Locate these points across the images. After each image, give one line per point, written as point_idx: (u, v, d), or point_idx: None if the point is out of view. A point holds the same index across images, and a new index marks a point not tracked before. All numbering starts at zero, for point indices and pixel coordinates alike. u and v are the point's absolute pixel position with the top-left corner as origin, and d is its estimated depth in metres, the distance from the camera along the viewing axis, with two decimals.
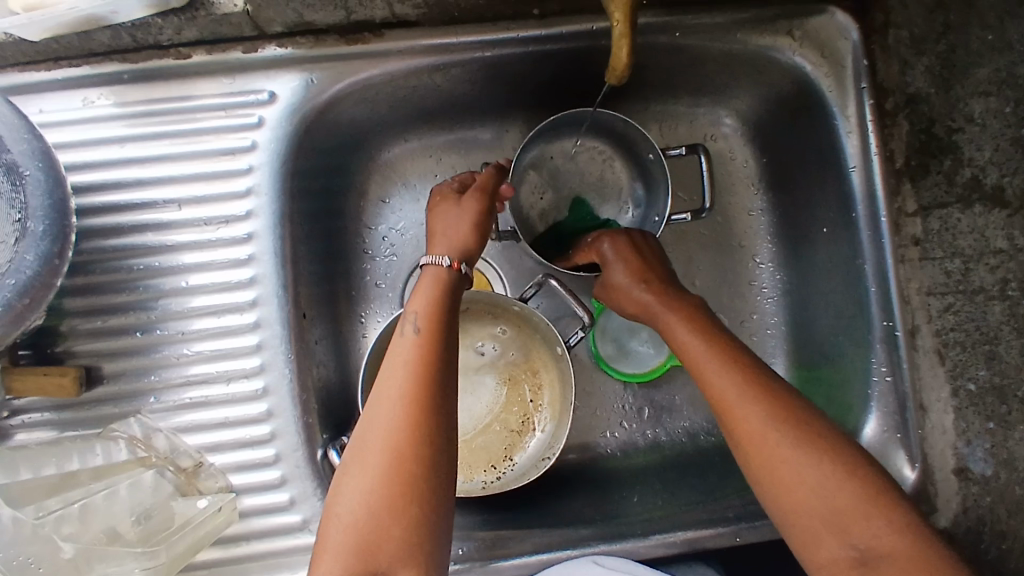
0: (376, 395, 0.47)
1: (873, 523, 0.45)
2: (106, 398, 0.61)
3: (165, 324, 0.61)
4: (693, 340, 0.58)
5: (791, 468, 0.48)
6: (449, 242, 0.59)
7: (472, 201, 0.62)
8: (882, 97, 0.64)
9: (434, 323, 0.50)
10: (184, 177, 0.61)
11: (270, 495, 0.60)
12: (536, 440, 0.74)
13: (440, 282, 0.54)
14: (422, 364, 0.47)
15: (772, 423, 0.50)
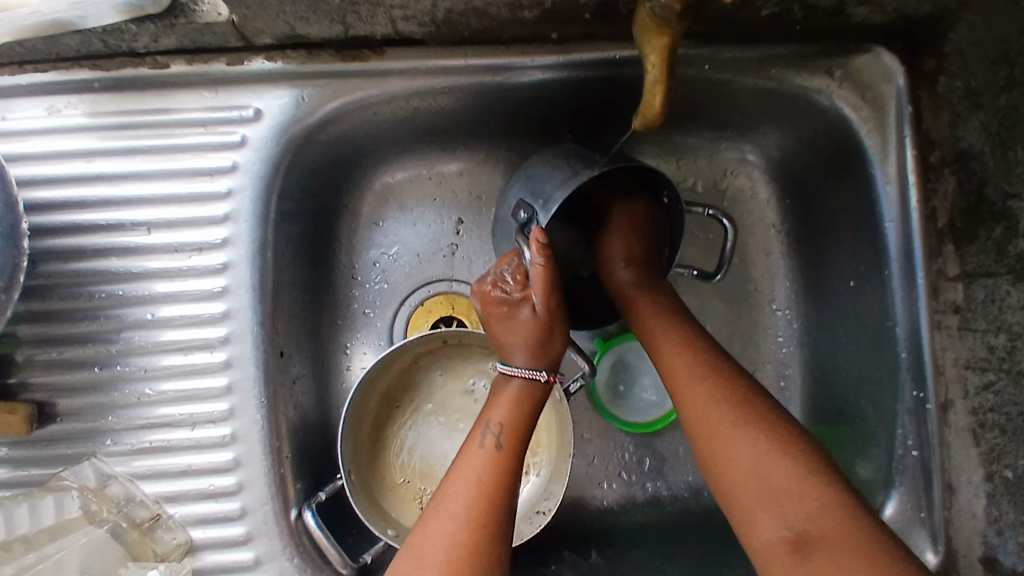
0: (440, 507, 0.48)
1: (807, 499, 0.45)
2: (58, 437, 0.55)
3: (127, 359, 0.56)
4: (654, 317, 0.59)
5: (740, 452, 0.48)
6: (535, 360, 0.55)
7: (547, 313, 0.55)
8: (929, 150, 0.59)
9: (513, 440, 0.52)
10: (156, 199, 0.56)
11: (233, 552, 0.55)
12: (530, 485, 0.68)
13: (527, 397, 0.54)
14: (490, 484, 0.49)
15: (722, 403, 0.51)
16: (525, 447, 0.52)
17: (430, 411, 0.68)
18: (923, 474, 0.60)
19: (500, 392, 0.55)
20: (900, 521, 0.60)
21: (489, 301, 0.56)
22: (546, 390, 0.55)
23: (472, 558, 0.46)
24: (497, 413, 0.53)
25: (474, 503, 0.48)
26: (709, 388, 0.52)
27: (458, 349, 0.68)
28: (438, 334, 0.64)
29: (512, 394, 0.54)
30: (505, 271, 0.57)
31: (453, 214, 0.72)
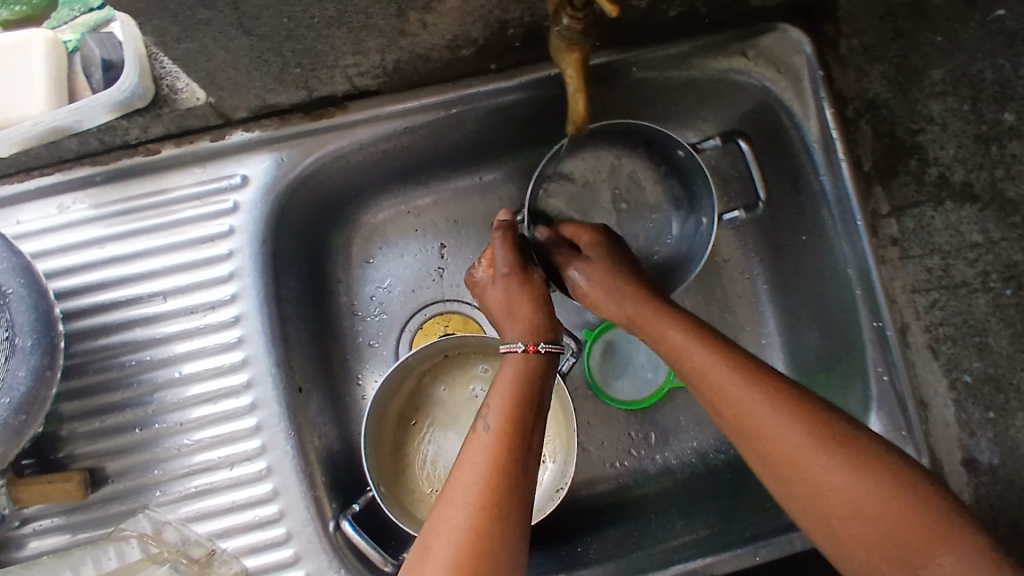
0: (450, 492, 0.49)
1: (937, 552, 0.44)
2: (111, 497, 0.61)
3: (163, 417, 0.62)
4: (682, 343, 0.57)
5: (830, 484, 0.48)
6: (517, 328, 0.60)
7: (512, 278, 0.63)
8: (843, 105, 0.65)
9: (510, 418, 0.52)
10: (168, 269, 0.62)
11: (286, 573, 0.60)
12: (548, 471, 0.73)
13: (518, 373, 0.56)
14: (495, 458, 0.49)
15: (789, 423, 0.50)
16: (526, 423, 0.53)
17: (442, 419, 0.74)
18: (898, 396, 0.65)
19: (501, 375, 0.57)
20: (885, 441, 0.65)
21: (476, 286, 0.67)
22: (530, 360, 0.58)
23: (487, 537, 0.46)
24: (495, 397, 0.54)
25: (488, 485, 0.48)
26: (753, 390, 0.52)
27: (456, 358, 0.74)
28: (433, 346, 0.71)
29: (512, 376, 0.56)
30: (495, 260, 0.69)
31: (436, 241, 0.78)
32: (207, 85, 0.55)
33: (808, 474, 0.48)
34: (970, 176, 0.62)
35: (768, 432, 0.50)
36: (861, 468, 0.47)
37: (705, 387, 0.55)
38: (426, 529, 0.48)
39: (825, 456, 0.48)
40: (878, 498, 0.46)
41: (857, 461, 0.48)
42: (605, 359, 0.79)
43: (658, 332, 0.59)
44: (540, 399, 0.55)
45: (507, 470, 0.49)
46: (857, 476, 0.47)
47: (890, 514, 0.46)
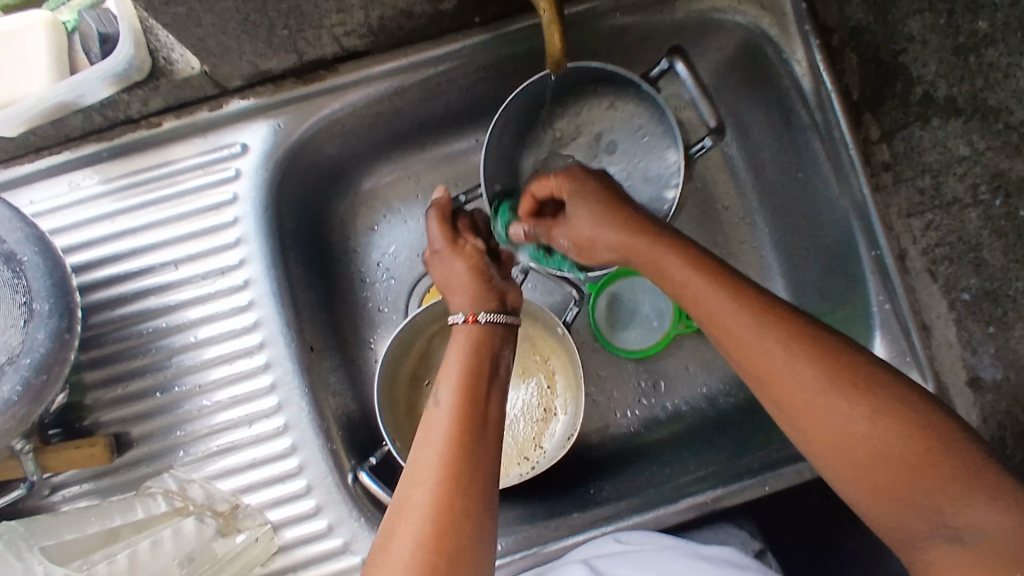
0: (415, 464, 0.50)
1: (966, 494, 0.42)
2: (136, 461, 0.63)
3: (182, 380, 0.64)
4: (690, 281, 0.54)
5: (851, 428, 0.46)
6: (458, 302, 0.64)
7: (451, 255, 0.66)
8: (828, 36, 0.65)
9: (463, 397, 0.54)
10: (177, 239, 0.64)
11: (310, 524, 0.62)
12: (560, 423, 0.74)
13: (467, 346, 0.59)
14: (456, 428, 0.51)
15: (810, 368, 0.48)
16: (478, 394, 0.55)
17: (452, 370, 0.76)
18: (899, 321, 0.65)
19: (450, 350, 0.59)
20: (891, 367, 0.65)
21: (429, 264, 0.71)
22: (466, 330, 0.60)
23: (452, 512, 0.47)
24: (448, 372, 0.56)
25: (448, 460, 0.49)
26: (768, 335, 0.50)
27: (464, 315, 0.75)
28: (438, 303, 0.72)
29: (459, 355, 0.58)
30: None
31: None
32: (200, 52, 0.57)
33: (828, 420, 0.47)
34: (954, 90, 0.62)
35: (783, 376, 0.48)
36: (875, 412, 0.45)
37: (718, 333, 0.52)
38: (395, 503, 0.48)
39: (841, 400, 0.46)
40: (893, 440, 0.45)
41: (875, 404, 0.46)
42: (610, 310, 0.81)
43: (659, 268, 0.57)
44: (489, 374, 0.57)
45: (466, 447, 0.50)
46: (873, 419, 0.45)
47: (919, 471, 0.44)
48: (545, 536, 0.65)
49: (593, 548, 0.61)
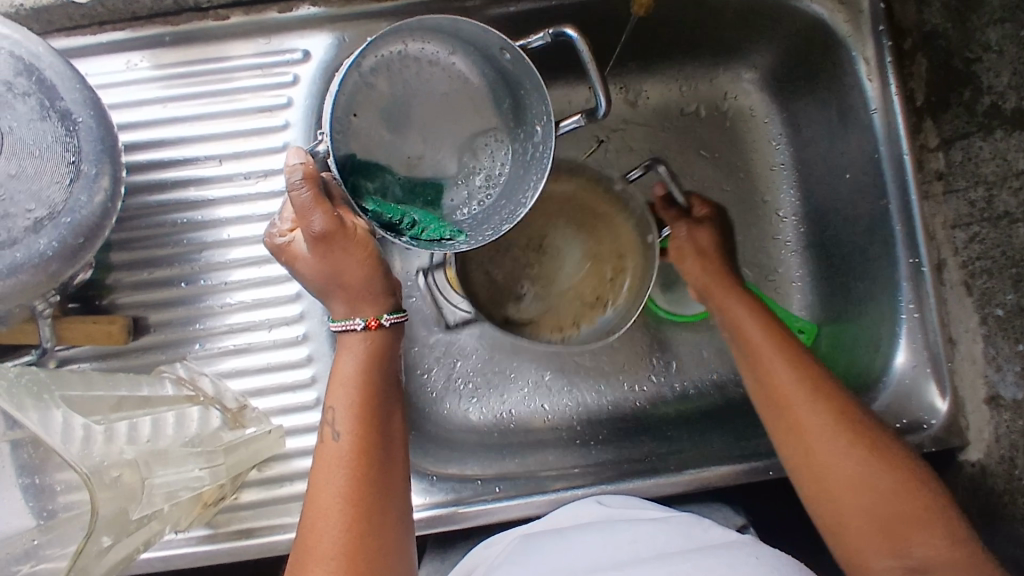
0: (316, 506, 0.49)
1: (928, 535, 0.49)
2: (151, 346, 0.63)
3: (208, 275, 0.64)
4: (748, 323, 0.63)
5: (847, 468, 0.53)
6: (344, 306, 0.54)
7: (328, 244, 0.51)
8: (901, 38, 0.66)
9: (359, 419, 0.52)
10: (225, 134, 0.64)
11: (312, 437, 0.63)
12: (605, 317, 0.72)
13: (359, 361, 0.53)
14: (358, 468, 0.50)
15: (829, 419, 0.55)
16: (375, 418, 0.52)
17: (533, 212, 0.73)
18: (926, 331, 0.65)
19: (343, 358, 0.53)
20: (909, 374, 0.65)
21: (287, 248, 0.54)
22: (368, 339, 0.53)
23: (361, 555, 0.48)
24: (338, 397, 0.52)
25: (350, 512, 0.49)
26: (804, 385, 0.57)
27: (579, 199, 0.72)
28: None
29: (354, 359, 0.53)
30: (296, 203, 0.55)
31: None
32: None
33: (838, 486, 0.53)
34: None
35: (806, 424, 0.55)
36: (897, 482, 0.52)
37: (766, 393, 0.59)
38: (298, 550, 0.49)
39: (845, 444, 0.54)
40: (885, 483, 0.52)
41: (874, 451, 0.53)
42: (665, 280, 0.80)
43: (748, 342, 0.62)
44: (382, 379, 0.54)
45: (364, 487, 0.50)
46: (872, 462, 0.53)
47: (896, 502, 0.51)
48: (543, 486, 0.65)
49: (574, 508, 0.60)
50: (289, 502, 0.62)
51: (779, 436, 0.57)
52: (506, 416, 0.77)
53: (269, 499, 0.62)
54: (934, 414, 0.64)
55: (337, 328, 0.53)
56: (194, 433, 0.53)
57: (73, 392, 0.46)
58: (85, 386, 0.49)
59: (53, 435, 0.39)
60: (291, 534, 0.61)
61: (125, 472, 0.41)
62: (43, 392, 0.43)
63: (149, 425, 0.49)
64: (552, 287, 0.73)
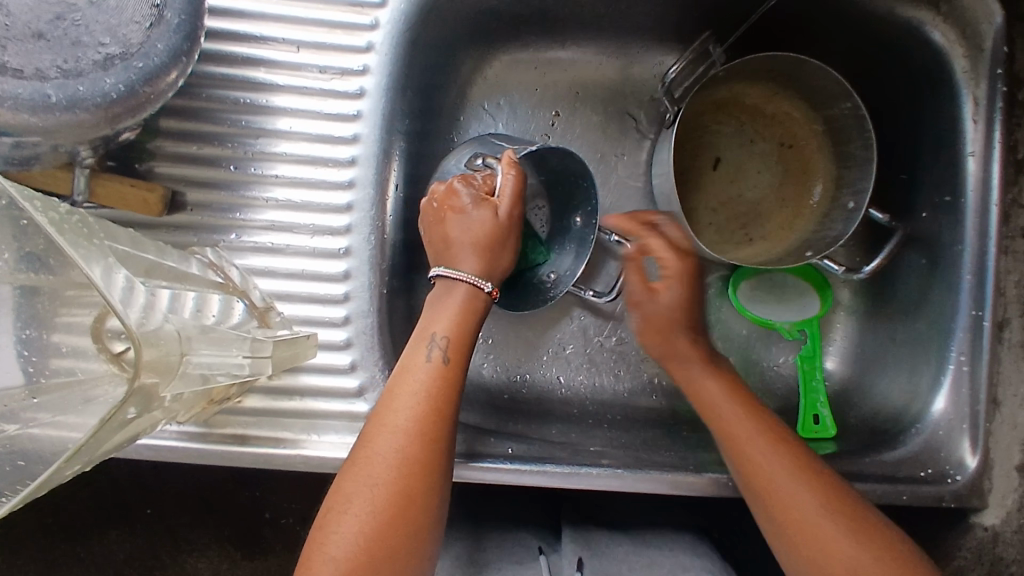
0: (394, 410, 0.54)
1: None
2: (183, 226, 0.59)
3: (261, 164, 0.59)
4: (738, 422, 0.61)
5: (846, 560, 0.52)
6: (482, 264, 0.60)
7: (508, 221, 0.62)
8: (1017, 87, 0.64)
9: (458, 356, 0.57)
10: (306, 21, 0.60)
11: (332, 355, 0.59)
12: (760, 253, 0.77)
13: (466, 305, 0.59)
14: (443, 394, 0.55)
15: (833, 520, 0.54)
16: (466, 357, 0.58)
17: (726, 128, 0.79)
18: (970, 386, 0.64)
19: (450, 297, 0.59)
20: (944, 424, 0.64)
21: (461, 201, 0.61)
22: (486, 301, 0.61)
23: (419, 470, 0.52)
24: (441, 327, 0.57)
25: (424, 428, 0.53)
26: (797, 479, 0.56)
27: (783, 115, 0.78)
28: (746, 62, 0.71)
29: (458, 305, 0.59)
30: (472, 175, 0.63)
31: (550, 107, 0.77)
32: None
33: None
34: None
35: (813, 527, 0.54)
36: (856, 539, 0.53)
37: (746, 471, 0.59)
38: (366, 444, 0.53)
39: (845, 537, 0.53)
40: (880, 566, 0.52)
41: (862, 532, 0.53)
42: (760, 287, 0.78)
43: (734, 440, 0.60)
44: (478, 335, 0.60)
45: (441, 414, 0.54)
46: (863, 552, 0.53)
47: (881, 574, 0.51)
48: (557, 457, 0.62)
49: None
50: (293, 416, 0.59)
51: (781, 544, 0.56)
52: (519, 380, 0.75)
53: (273, 410, 0.59)
54: (962, 471, 0.63)
55: (449, 277, 0.59)
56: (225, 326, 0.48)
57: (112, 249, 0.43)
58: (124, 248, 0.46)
59: (110, 284, 0.36)
60: (291, 450, 0.58)
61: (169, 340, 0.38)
62: (90, 238, 0.40)
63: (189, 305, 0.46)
64: (723, 176, 0.79)
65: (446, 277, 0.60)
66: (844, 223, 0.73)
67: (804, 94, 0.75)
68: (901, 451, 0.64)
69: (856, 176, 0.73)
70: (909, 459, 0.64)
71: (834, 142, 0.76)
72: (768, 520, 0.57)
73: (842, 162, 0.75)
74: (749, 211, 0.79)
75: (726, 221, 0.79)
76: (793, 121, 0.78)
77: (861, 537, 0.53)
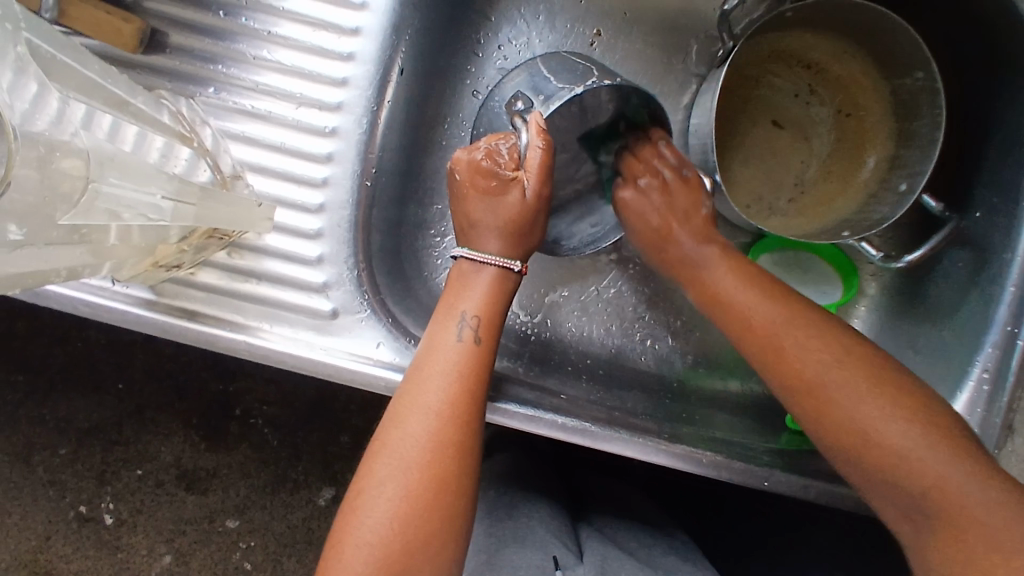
0: (419, 392, 0.49)
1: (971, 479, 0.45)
2: (160, 70, 0.53)
3: (253, 16, 0.53)
4: (732, 281, 0.56)
5: (869, 423, 0.47)
6: (507, 246, 0.55)
7: (536, 201, 0.55)
8: None
9: (488, 335, 0.53)
10: None
11: (300, 243, 0.54)
12: (799, 228, 0.71)
13: (498, 285, 0.55)
14: (472, 375, 0.50)
15: (837, 363, 0.49)
16: (497, 339, 0.53)
17: (781, 85, 0.71)
18: (988, 406, 0.57)
19: (478, 276, 0.54)
20: None
21: (490, 178, 0.55)
22: (518, 281, 0.56)
23: (449, 458, 0.48)
24: (471, 305, 0.53)
25: (451, 411, 0.49)
26: (788, 318, 0.52)
27: (844, 79, 0.71)
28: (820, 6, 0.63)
29: (487, 286, 0.54)
30: (499, 146, 0.55)
31: (591, 25, 0.70)
32: None
33: (891, 447, 0.47)
34: None
35: (822, 384, 0.49)
36: (934, 449, 0.46)
37: (767, 351, 0.52)
38: (391, 428, 0.49)
39: (855, 388, 0.49)
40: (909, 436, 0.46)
41: (888, 390, 0.48)
42: (781, 262, 0.72)
43: (718, 298, 0.57)
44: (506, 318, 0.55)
45: (468, 396, 0.50)
46: (884, 410, 0.48)
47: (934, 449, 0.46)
48: (525, 398, 0.57)
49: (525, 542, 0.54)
50: (248, 301, 0.54)
51: (795, 404, 0.51)
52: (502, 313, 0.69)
53: (228, 290, 0.54)
54: None
55: (471, 259, 0.54)
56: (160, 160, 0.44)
57: (47, 50, 0.40)
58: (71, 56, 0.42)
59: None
60: (237, 337, 0.53)
61: (69, 161, 0.34)
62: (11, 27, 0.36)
63: (128, 131, 0.42)
64: (771, 138, 0.71)
65: (469, 261, 0.55)
66: (893, 204, 0.65)
67: (873, 55, 0.68)
68: None
69: (916, 156, 0.66)
70: None
71: (897, 114, 0.69)
72: (806, 408, 0.50)
73: (902, 140, 0.68)
74: (793, 179, 0.72)
75: (766, 187, 0.72)
76: (854, 86, 0.71)
77: (949, 456, 0.46)
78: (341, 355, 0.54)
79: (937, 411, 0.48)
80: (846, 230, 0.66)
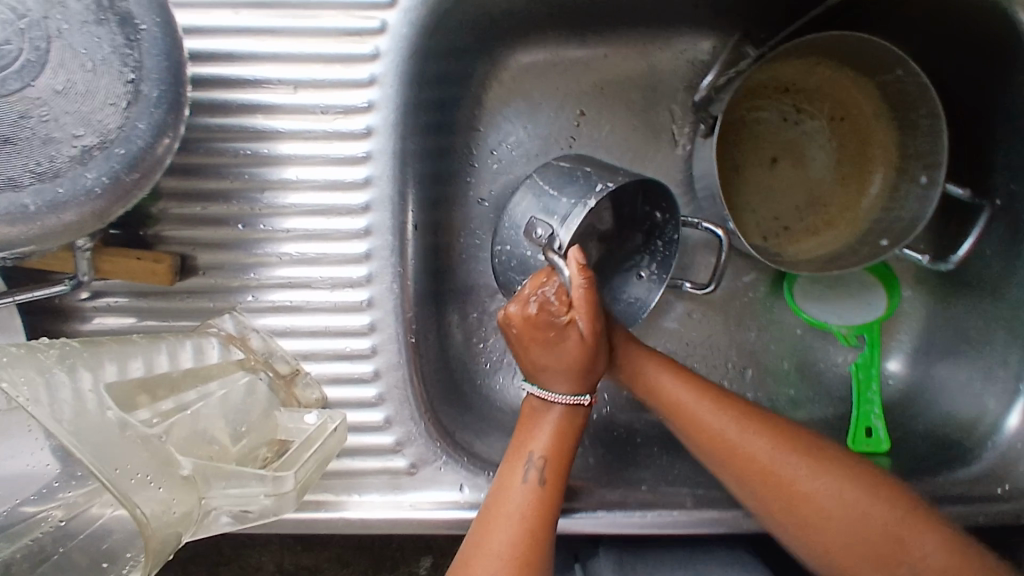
0: (491, 541, 0.51)
1: (917, 539, 0.50)
2: (198, 291, 0.56)
3: (268, 219, 0.55)
4: (679, 389, 0.58)
5: (827, 497, 0.52)
6: (578, 385, 0.55)
7: (594, 338, 0.53)
8: None
9: (554, 478, 0.54)
10: (303, 57, 0.54)
11: (365, 413, 0.57)
12: (829, 245, 0.72)
13: (568, 426, 0.56)
14: (540, 521, 0.52)
15: (780, 455, 0.54)
16: (563, 479, 0.55)
17: (770, 113, 0.72)
18: None
19: (543, 416, 0.56)
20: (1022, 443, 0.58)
21: (550, 334, 0.53)
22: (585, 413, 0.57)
23: None
24: (541, 446, 0.55)
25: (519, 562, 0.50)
26: (748, 432, 0.55)
27: (829, 87, 0.71)
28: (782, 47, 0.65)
29: (558, 422, 0.56)
30: (545, 292, 0.53)
31: (573, 106, 0.71)
32: None
33: (828, 522, 0.52)
34: None
35: (783, 474, 0.53)
36: (895, 520, 0.51)
37: (749, 472, 0.54)
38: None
39: (800, 469, 0.53)
40: (856, 508, 0.52)
41: (824, 468, 0.53)
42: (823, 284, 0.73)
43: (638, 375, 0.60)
44: (575, 450, 0.57)
45: (534, 541, 0.51)
46: (834, 483, 0.53)
47: (863, 523, 0.51)
48: (607, 500, 0.59)
49: None
50: (333, 477, 0.57)
51: (762, 505, 0.54)
52: None
53: None
54: None
55: (540, 397, 0.56)
56: (238, 412, 0.48)
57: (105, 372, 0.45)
58: (122, 369, 0.46)
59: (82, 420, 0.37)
60: (332, 513, 0.56)
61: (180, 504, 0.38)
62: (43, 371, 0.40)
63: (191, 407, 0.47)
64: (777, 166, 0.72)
65: (539, 398, 0.57)
66: (919, 202, 0.66)
67: (848, 61, 0.68)
68: (970, 469, 0.60)
69: (925, 146, 0.66)
70: (979, 476, 0.59)
71: (892, 108, 0.69)
72: (790, 517, 0.53)
73: (906, 132, 0.68)
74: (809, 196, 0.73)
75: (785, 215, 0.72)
76: (842, 89, 0.71)
77: (912, 530, 0.51)
78: (431, 506, 0.57)
79: (848, 464, 0.54)
80: (886, 239, 0.68)
